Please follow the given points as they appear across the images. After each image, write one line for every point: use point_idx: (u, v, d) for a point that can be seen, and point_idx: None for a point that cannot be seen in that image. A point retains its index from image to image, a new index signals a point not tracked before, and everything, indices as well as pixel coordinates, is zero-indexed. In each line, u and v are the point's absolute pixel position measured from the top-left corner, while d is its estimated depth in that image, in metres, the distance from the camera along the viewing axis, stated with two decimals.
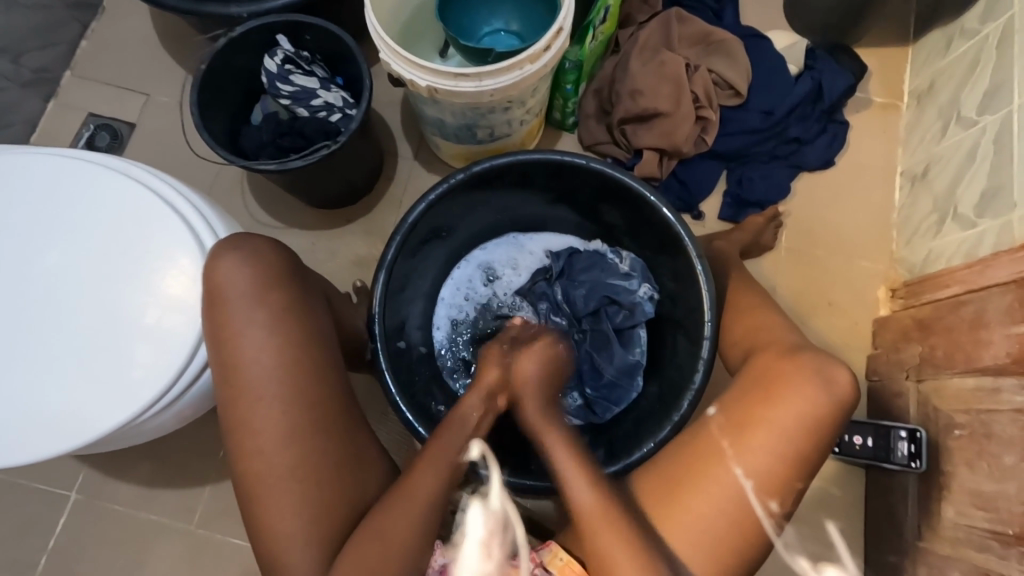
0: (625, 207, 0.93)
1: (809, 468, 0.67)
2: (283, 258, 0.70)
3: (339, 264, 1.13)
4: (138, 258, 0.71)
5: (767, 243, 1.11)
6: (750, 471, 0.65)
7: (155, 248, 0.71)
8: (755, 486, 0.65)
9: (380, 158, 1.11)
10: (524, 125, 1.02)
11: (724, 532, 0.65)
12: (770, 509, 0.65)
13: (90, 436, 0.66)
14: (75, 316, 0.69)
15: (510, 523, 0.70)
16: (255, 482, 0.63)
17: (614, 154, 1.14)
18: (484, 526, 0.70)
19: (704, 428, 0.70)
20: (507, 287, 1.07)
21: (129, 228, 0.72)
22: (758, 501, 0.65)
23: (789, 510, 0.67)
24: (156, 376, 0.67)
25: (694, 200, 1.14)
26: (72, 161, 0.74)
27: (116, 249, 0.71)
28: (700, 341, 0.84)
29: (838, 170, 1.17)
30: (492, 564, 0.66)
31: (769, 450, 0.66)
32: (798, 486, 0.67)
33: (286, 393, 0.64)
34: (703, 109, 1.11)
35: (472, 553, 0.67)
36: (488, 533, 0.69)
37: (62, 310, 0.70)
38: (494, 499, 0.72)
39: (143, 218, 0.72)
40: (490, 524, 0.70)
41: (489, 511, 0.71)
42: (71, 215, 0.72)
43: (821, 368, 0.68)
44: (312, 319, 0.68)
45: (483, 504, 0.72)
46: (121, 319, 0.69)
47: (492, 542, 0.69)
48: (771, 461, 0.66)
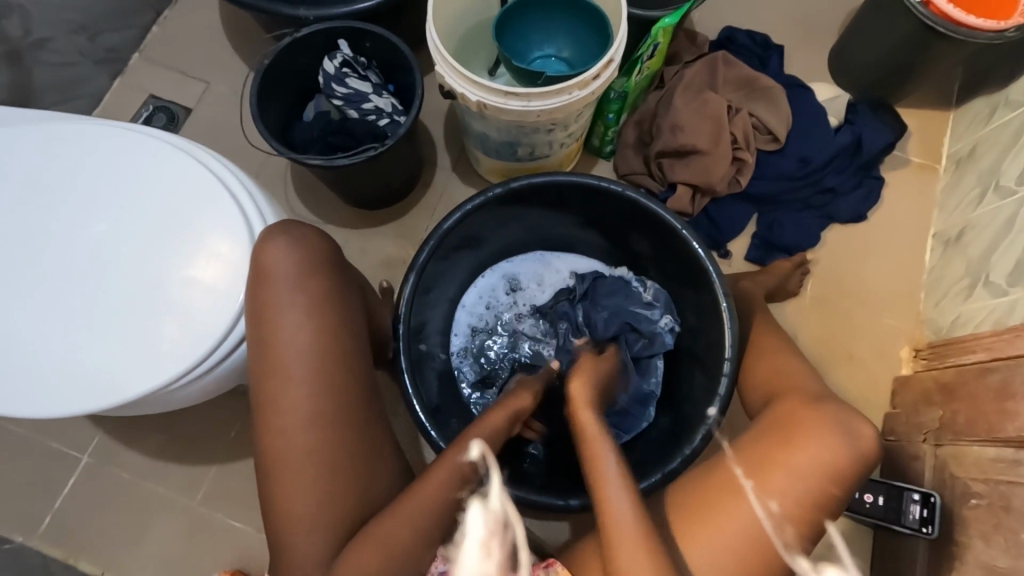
0: (655, 238, 0.95)
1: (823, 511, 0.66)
2: (326, 248, 0.72)
3: (369, 263, 1.16)
4: (188, 234, 0.74)
5: (792, 289, 1.11)
6: (750, 471, 0.66)
7: (206, 226, 0.74)
8: (755, 486, 0.65)
9: (420, 165, 1.14)
10: (563, 148, 1.05)
11: (729, 550, 0.64)
12: (769, 509, 0.65)
13: (122, 399, 0.68)
14: (122, 282, 0.72)
15: (511, 523, 0.60)
16: (273, 463, 0.64)
17: (648, 185, 1.16)
18: (484, 526, 0.58)
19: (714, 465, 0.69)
20: (529, 300, 1.09)
21: (183, 204, 0.75)
22: (773, 529, 0.64)
23: (795, 514, 0.65)
24: (191, 348, 0.70)
25: (723, 239, 1.15)
26: (138, 137, 0.78)
27: (169, 224, 0.74)
28: (718, 378, 0.84)
29: (870, 225, 1.17)
30: (493, 565, 0.56)
31: (779, 481, 0.65)
32: (801, 486, 0.65)
33: (315, 378, 0.65)
34: (740, 151, 1.13)
35: (470, 555, 0.56)
36: (487, 533, 0.58)
37: (111, 276, 0.73)
38: (494, 498, 0.60)
39: (198, 197, 0.75)
40: (490, 525, 0.58)
41: (488, 510, 0.59)
42: (128, 187, 0.76)
43: (846, 421, 0.67)
44: (346, 311, 0.70)
45: (482, 502, 0.60)
46: (165, 290, 0.72)
47: (492, 542, 0.58)
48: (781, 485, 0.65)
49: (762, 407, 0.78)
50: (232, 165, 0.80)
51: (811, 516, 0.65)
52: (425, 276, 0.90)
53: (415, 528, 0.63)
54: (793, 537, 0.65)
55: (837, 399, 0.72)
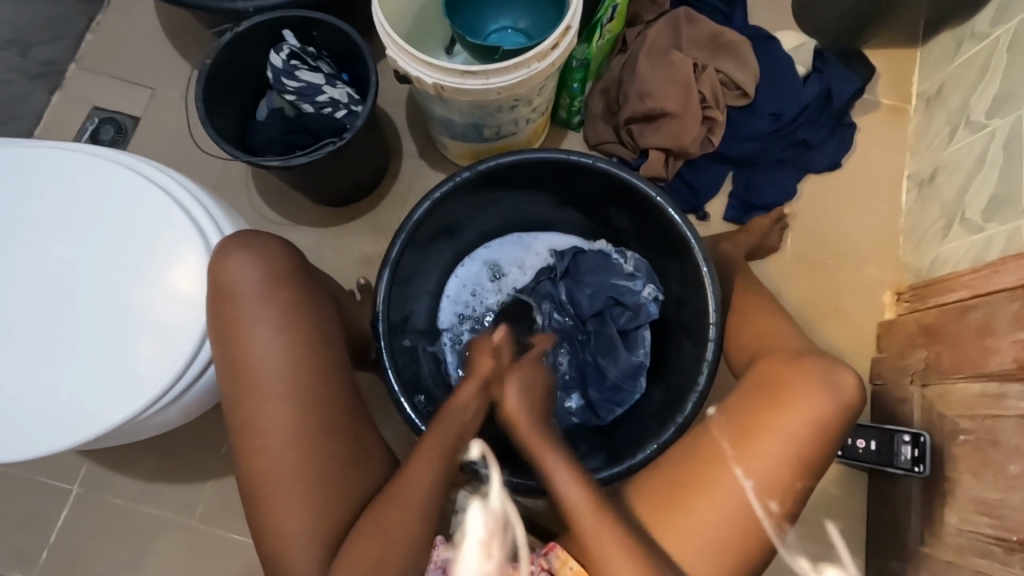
0: (631, 208, 0.93)
1: (817, 470, 0.67)
2: (289, 255, 0.69)
3: (343, 261, 1.13)
4: (144, 255, 0.71)
5: (773, 245, 1.11)
6: (750, 471, 0.65)
7: (163, 243, 0.71)
8: (755, 486, 0.65)
9: (385, 154, 1.11)
10: (530, 124, 1.02)
11: (726, 535, 0.65)
12: (769, 508, 0.65)
13: (95, 432, 0.66)
14: (80, 311, 0.69)
15: (510, 522, 0.65)
16: (259, 481, 0.63)
17: (620, 154, 1.13)
18: (484, 526, 0.64)
19: (705, 428, 0.69)
20: (512, 285, 1.07)
21: (134, 224, 0.72)
22: (759, 502, 0.65)
23: (789, 511, 0.66)
24: (158, 374, 0.67)
25: (701, 202, 1.13)
26: (76, 156, 0.74)
27: (120, 245, 0.71)
28: (705, 344, 0.83)
29: (844, 174, 1.16)
30: (492, 564, 0.62)
31: (777, 449, 0.66)
32: (799, 486, 0.66)
33: (293, 390, 0.64)
34: (710, 110, 1.10)
35: (471, 554, 0.62)
36: (488, 533, 0.64)
37: (66, 306, 0.69)
38: (494, 498, 0.67)
39: (151, 213, 0.72)
40: (490, 524, 0.65)
41: (488, 511, 0.66)
42: (74, 208, 0.72)
43: (828, 373, 0.68)
44: (318, 317, 0.68)
45: (483, 503, 0.67)
46: (123, 316, 0.69)
47: (492, 542, 0.63)
48: (776, 464, 0.65)
49: (748, 366, 0.78)
50: (182, 177, 0.76)
51: (799, 504, 0.67)
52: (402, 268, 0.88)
53: (410, 522, 0.62)
54: (787, 531, 0.66)
55: (820, 353, 0.73)
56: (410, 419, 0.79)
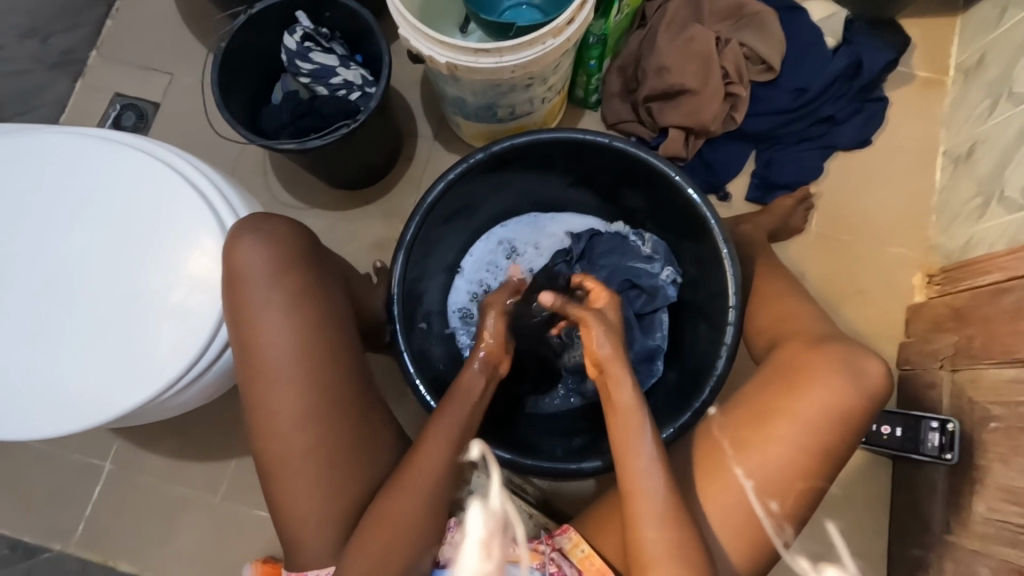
0: (648, 189, 0.92)
1: (826, 469, 0.65)
2: (299, 239, 0.70)
3: (359, 245, 1.14)
4: (163, 240, 0.72)
5: (796, 226, 1.07)
6: (750, 471, 0.64)
7: (179, 227, 0.72)
8: (755, 486, 0.64)
9: (398, 135, 1.10)
10: (545, 103, 1.00)
11: (737, 524, 0.64)
12: (769, 509, 0.64)
13: (118, 411, 0.68)
14: (104, 295, 0.71)
15: (510, 522, 0.66)
16: (272, 462, 0.64)
17: (638, 133, 1.10)
18: (484, 526, 0.65)
19: (707, 429, 0.69)
20: (527, 266, 1.05)
21: (150, 208, 0.73)
22: (758, 502, 0.64)
23: (793, 512, 0.65)
24: (177, 357, 0.69)
25: (721, 181, 1.10)
26: (95, 142, 0.75)
27: (139, 231, 0.72)
28: (724, 328, 0.82)
29: (873, 151, 1.12)
30: (492, 564, 0.63)
31: (788, 439, 0.64)
32: (801, 487, 0.65)
33: (304, 372, 0.64)
34: (733, 85, 1.06)
35: (471, 554, 0.63)
36: (488, 533, 0.65)
37: (88, 291, 0.71)
38: (494, 498, 0.67)
39: (166, 198, 0.73)
40: (490, 524, 0.66)
41: (489, 511, 0.66)
42: (93, 194, 0.73)
43: (851, 360, 0.66)
44: (326, 301, 0.68)
45: (483, 503, 0.67)
46: (143, 299, 0.71)
47: (492, 542, 0.65)
48: (777, 465, 0.64)
49: (768, 353, 0.75)
50: (198, 162, 0.77)
51: (806, 506, 0.66)
52: (416, 246, 0.88)
53: (424, 501, 0.63)
54: (791, 533, 0.65)
55: (842, 339, 0.70)
56: (424, 400, 0.79)
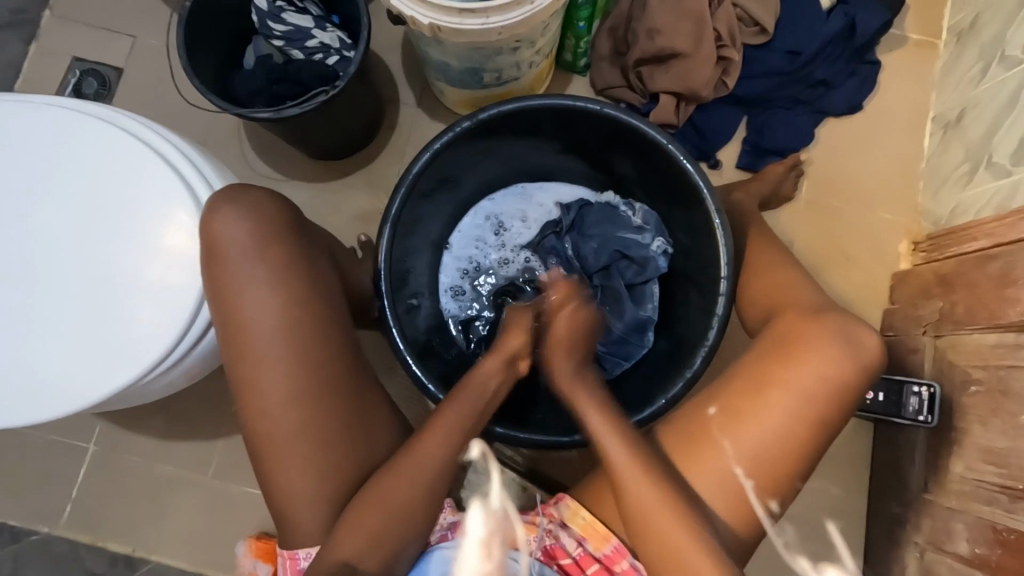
0: (637, 156, 0.90)
1: (821, 436, 0.66)
2: (281, 212, 0.67)
3: (342, 219, 1.10)
4: (136, 218, 0.68)
5: (786, 194, 1.07)
6: (751, 472, 0.65)
7: (151, 201, 0.68)
8: (756, 485, 0.65)
9: (379, 103, 1.06)
10: (532, 68, 0.96)
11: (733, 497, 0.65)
12: (770, 508, 0.66)
13: (99, 395, 0.65)
14: (76, 277, 0.68)
15: (510, 519, 0.66)
16: (263, 443, 0.63)
17: (628, 99, 1.07)
18: (484, 526, 0.64)
19: (704, 426, 0.66)
20: (515, 240, 1.04)
21: (119, 182, 0.69)
22: (760, 501, 0.65)
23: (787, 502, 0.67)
24: (158, 341, 0.66)
25: (712, 148, 1.08)
26: (58, 113, 0.70)
27: (109, 207, 0.68)
28: (715, 299, 0.82)
29: (864, 117, 1.11)
30: (492, 565, 0.61)
31: (783, 408, 0.65)
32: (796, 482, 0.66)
33: (291, 350, 0.63)
34: (725, 49, 1.03)
35: (471, 553, 0.62)
36: (488, 532, 0.64)
37: (59, 273, 0.68)
38: (493, 497, 0.66)
39: (135, 171, 0.69)
40: (490, 524, 0.64)
41: (489, 511, 0.65)
42: (55, 167, 0.69)
43: (847, 330, 0.66)
44: (314, 274, 0.66)
45: (483, 503, 0.66)
46: (119, 279, 0.67)
47: (492, 541, 0.63)
48: (767, 440, 0.65)
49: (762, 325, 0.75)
50: (171, 135, 0.73)
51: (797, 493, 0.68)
52: (404, 218, 0.86)
53: (422, 474, 0.63)
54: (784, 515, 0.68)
55: (836, 309, 0.71)
56: (415, 375, 0.79)
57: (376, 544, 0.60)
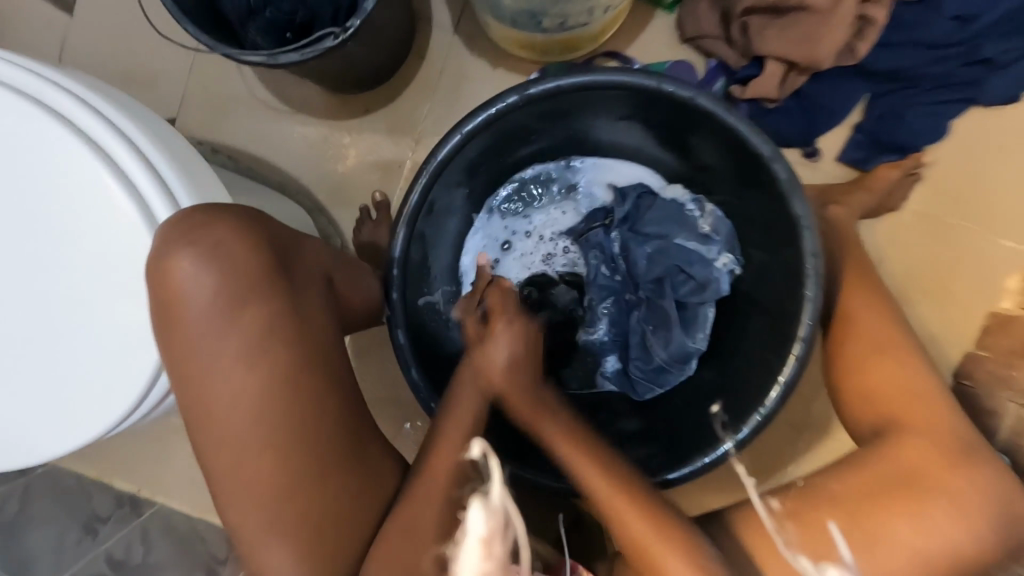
0: (722, 146, 0.71)
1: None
2: (257, 248, 0.52)
3: (354, 169, 0.93)
4: (72, 231, 0.53)
5: (893, 203, 0.87)
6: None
7: (104, 212, 0.52)
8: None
9: (405, 26, 0.85)
10: (608, 12, 0.72)
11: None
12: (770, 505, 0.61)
13: (57, 446, 0.56)
14: (12, 303, 0.54)
15: (512, 521, 0.49)
16: (248, 534, 0.52)
17: (722, 56, 0.84)
18: (483, 527, 0.47)
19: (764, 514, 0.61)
20: (552, 228, 0.88)
21: (58, 182, 0.52)
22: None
23: None
24: (118, 394, 0.54)
25: (815, 134, 0.86)
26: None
27: (51, 215, 0.53)
28: (787, 352, 0.67)
29: (1019, 112, 0.86)
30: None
31: (907, 545, 0.57)
32: None
33: (277, 431, 0.51)
34: (869, 5, 0.79)
35: (469, 557, 0.47)
36: (488, 534, 0.48)
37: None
38: (494, 491, 0.49)
39: (79, 169, 0.52)
40: (491, 523, 0.48)
41: (489, 508, 0.48)
42: None
43: (1006, 502, 0.59)
44: (304, 331, 0.53)
45: (482, 499, 0.49)
46: (68, 310, 0.54)
47: (493, 544, 0.48)
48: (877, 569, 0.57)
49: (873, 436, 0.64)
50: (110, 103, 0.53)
51: None
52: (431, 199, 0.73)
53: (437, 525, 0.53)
54: None
55: (986, 457, 0.62)
56: (417, 395, 0.68)
57: None
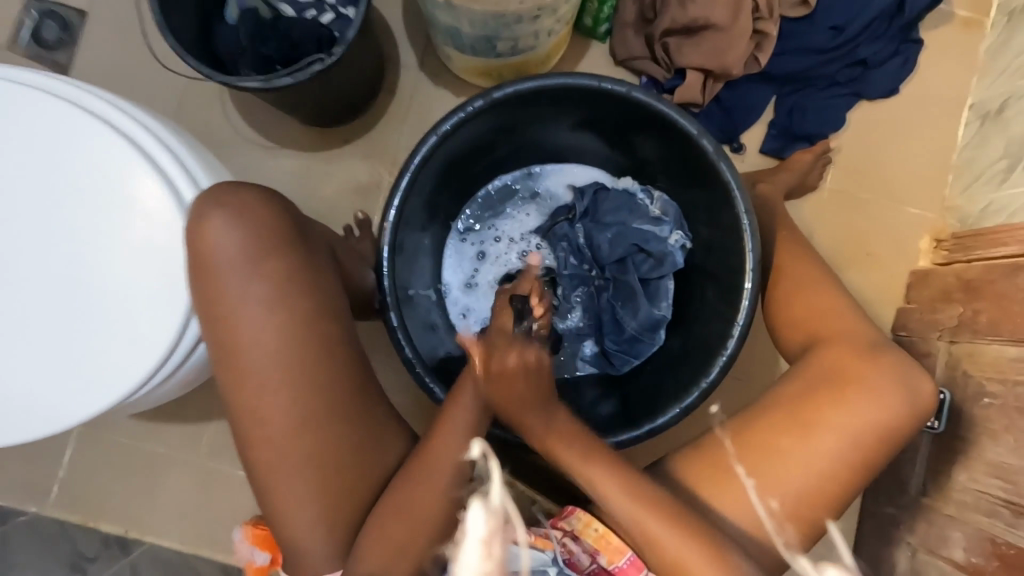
0: (658, 137, 0.83)
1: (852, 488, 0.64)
2: (276, 213, 0.60)
3: (336, 193, 1.02)
4: (103, 213, 0.61)
5: (812, 184, 1.01)
6: (763, 489, 0.63)
7: (134, 194, 0.61)
8: (765, 499, 0.62)
9: (377, 65, 0.96)
10: (551, 37, 0.87)
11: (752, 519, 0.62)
12: (769, 507, 0.62)
13: (81, 411, 0.60)
14: (42, 284, 0.61)
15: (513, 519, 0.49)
16: (266, 467, 0.58)
17: (651, 73, 0.99)
18: (484, 526, 0.47)
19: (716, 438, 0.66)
20: (520, 229, 0.98)
21: (90, 173, 0.61)
22: (761, 504, 0.62)
23: (796, 514, 0.62)
24: (144, 352, 0.60)
25: (737, 131, 1.00)
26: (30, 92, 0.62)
27: (83, 204, 0.61)
28: (737, 304, 0.77)
29: (900, 101, 1.03)
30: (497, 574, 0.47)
31: (829, 446, 0.63)
32: (810, 512, 0.63)
33: (300, 371, 0.58)
34: (762, 22, 0.95)
35: (469, 555, 0.46)
36: (488, 533, 0.47)
37: (13, 280, 0.61)
38: (495, 492, 0.48)
39: (112, 162, 0.61)
40: (491, 523, 0.47)
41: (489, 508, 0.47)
42: (27, 158, 0.61)
43: (907, 380, 0.65)
44: (316, 287, 0.60)
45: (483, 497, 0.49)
46: (95, 282, 0.61)
47: (494, 542, 0.47)
48: (803, 473, 0.62)
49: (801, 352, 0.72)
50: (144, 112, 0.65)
51: (812, 534, 0.64)
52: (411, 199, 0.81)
53: (432, 515, 0.59)
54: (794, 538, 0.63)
55: (890, 346, 0.68)
56: (414, 372, 0.74)
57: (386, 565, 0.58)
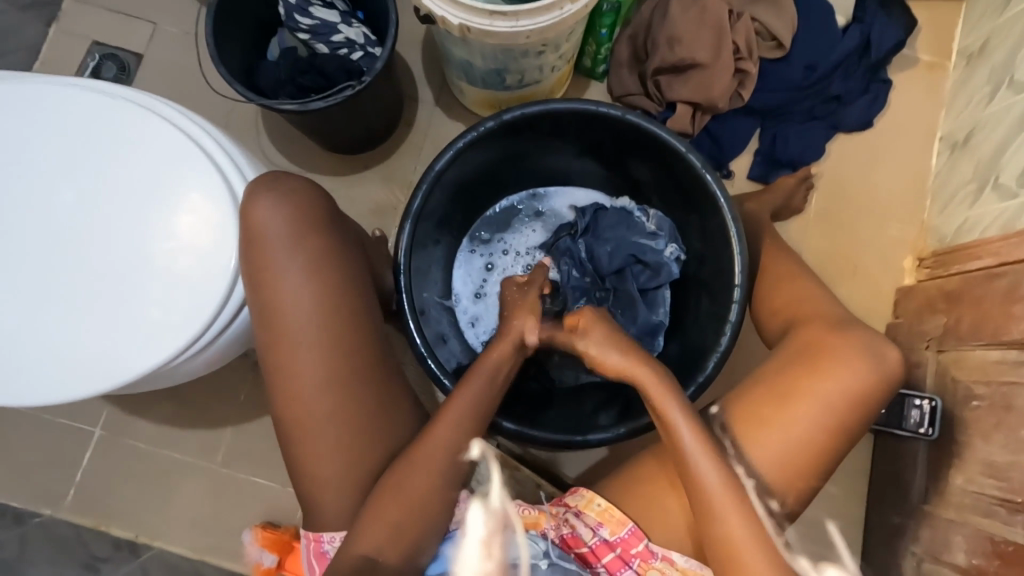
0: (652, 159, 0.92)
1: (835, 452, 0.68)
2: (316, 201, 0.68)
3: (357, 212, 1.11)
4: (157, 203, 0.69)
5: (798, 206, 1.09)
6: (753, 469, 0.66)
7: (186, 187, 0.69)
8: (757, 484, 0.66)
9: (399, 99, 1.07)
10: (554, 72, 0.97)
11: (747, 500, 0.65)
12: (771, 508, 0.66)
13: (124, 378, 0.65)
14: (97, 264, 0.68)
15: (511, 521, 0.59)
16: (296, 424, 0.64)
17: (645, 106, 1.09)
18: (484, 525, 0.57)
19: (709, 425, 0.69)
20: (525, 245, 1.05)
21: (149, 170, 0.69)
22: (762, 502, 0.65)
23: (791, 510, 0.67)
24: (185, 326, 0.66)
25: (725, 158, 1.10)
26: (101, 99, 0.71)
27: (139, 195, 0.69)
28: (728, 306, 0.83)
29: (875, 133, 1.13)
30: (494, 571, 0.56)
31: (810, 416, 0.66)
32: (802, 485, 0.66)
33: (330, 336, 0.64)
34: (743, 61, 1.06)
35: (470, 553, 0.56)
36: (488, 532, 0.57)
37: (71, 261, 0.68)
38: (494, 495, 0.59)
39: (168, 162, 0.70)
40: (491, 523, 0.58)
41: (489, 508, 0.58)
42: (94, 156, 0.70)
43: (869, 343, 0.69)
44: (343, 269, 0.67)
45: (483, 500, 0.59)
46: (146, 263, 0.68)
47: (493, 541, 0.57)
48: (790, 443, 0.66)
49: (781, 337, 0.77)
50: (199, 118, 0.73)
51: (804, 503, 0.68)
52: (427, 206, 0.88)
53: (428, 497, 0.63)
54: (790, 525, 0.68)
55: (859, 323, 0.72)
56: (428, 365, 0.80)
57: (395, 529, 0.61)
